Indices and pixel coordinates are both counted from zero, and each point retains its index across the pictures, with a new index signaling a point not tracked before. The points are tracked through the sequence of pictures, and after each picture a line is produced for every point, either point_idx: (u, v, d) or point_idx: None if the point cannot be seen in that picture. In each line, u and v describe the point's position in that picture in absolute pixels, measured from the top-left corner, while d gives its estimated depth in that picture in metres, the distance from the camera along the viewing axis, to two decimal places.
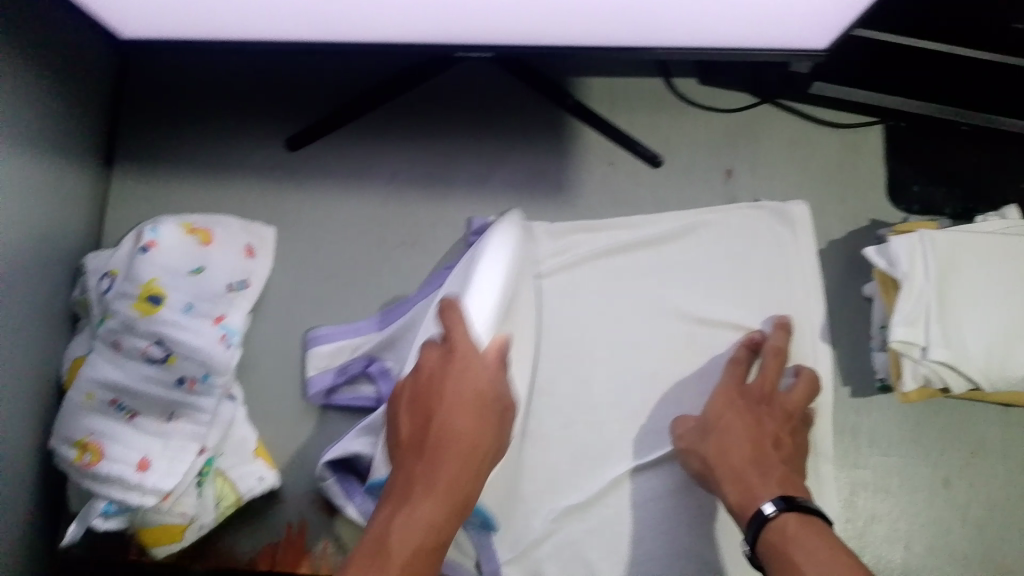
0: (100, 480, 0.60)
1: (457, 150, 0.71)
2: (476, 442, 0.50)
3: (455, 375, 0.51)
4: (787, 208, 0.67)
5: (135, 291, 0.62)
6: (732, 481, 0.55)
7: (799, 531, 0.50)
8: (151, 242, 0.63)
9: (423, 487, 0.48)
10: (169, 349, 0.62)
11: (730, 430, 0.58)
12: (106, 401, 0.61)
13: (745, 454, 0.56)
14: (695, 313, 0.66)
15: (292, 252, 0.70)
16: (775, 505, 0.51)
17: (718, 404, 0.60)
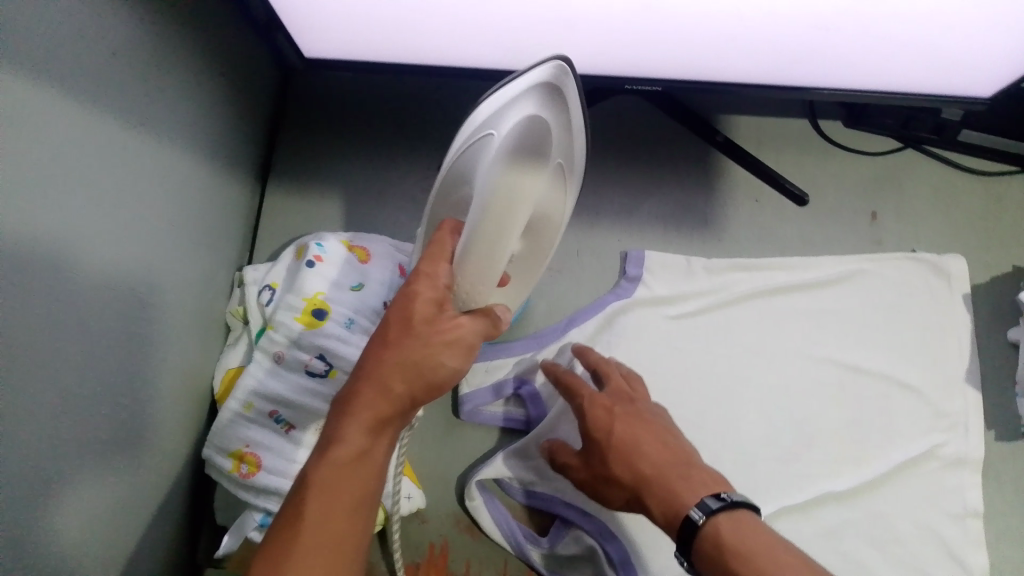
0: (257, 490, 0.61)
1: (605, 180, 0.73)
2: (406, 345, 0.45)
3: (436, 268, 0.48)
4: (945, 263, 0.69)
5: (300, 304, 0.63)
6: (659, 487, 0.51)
7: (732, 535, 0.46)
8: (317, 257, 0.65)
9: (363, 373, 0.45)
10: (330, 362, 0.63)
11: (623, 430, 0.55)
12: (265, 411, 0.63)
13: (661, 458, 0.52)
14: (851, 362, 0.68)
15: None
16: (700, 513, 0.47)
17: (594, 408, 0.57)
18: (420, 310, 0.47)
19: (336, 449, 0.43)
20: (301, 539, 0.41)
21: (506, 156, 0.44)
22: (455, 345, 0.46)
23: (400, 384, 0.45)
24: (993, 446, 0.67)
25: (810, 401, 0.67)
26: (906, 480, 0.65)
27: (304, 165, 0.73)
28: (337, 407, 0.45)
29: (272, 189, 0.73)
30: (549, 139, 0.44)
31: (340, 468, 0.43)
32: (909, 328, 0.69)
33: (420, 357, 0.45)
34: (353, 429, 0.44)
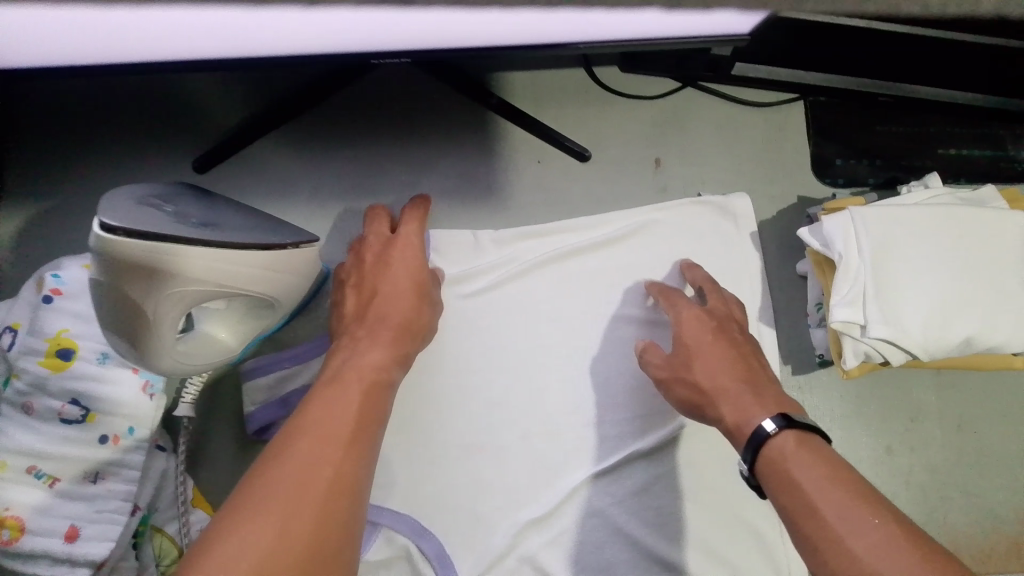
0: (23, 556, 0.55)
1: (378, 158, 0.68)
2: (388, 288, 0.57)
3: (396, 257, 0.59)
4: (731, 202, 0.68)
5: (42, 346, 0.57)
6: (728, 403, 0.52)
7: (796, 451, 0.47)
8: (56, 290, 0.59)
9: (299, 419, 0.45)
10: (87, 406, 0.58)
11: (705, 350, 0.56)
12: (24, 469, 0.56)
13: (734, 375, 0.54)
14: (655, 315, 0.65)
15: None
16: (775, 421, 0.48)
17: (687, 320, 0.58)
18: (406, 268, 0.58)
19: (361, 362, 0.51)
20: (354, 414, 0.46)
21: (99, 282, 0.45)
22: (428, 281, 0.60)
23: (400, 324, 0.55)
24: (790, 378, 0.68)
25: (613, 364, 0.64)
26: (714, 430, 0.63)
27: (43, 183, 0.65)
28: (347, 343, 0.53)
29: (8, 214, 0.64)
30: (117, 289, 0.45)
31: (363, 379, 0.49)
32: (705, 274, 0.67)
33: (402, 300, 0.56)
34: (372, 349, 0.52)
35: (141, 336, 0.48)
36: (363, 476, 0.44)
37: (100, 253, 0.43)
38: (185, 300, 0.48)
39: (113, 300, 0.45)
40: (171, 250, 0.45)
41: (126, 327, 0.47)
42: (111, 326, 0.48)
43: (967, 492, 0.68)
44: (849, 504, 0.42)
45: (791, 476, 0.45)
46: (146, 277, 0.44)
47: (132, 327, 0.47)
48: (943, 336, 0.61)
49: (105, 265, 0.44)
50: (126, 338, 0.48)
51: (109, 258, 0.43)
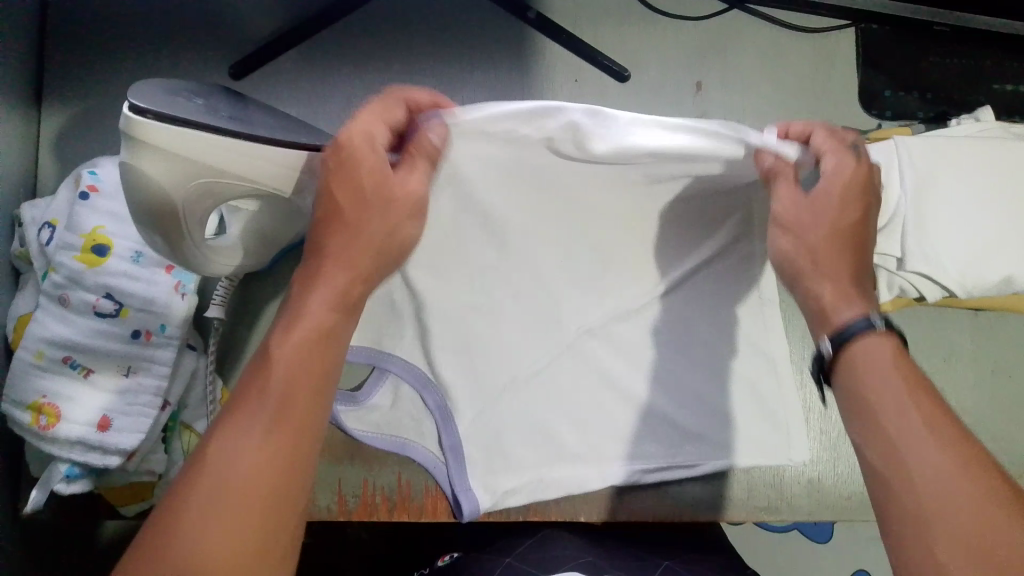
0: (59, 442, 0.57)
1: (413, 70, 0.67)
2: (350, 211, 0.45)
3: (348, 180, 0.44)
4: None
5: (78, 242, 0.58)
6: (844, 293, 0.47)
7: (879, 356, 0.44)
8: (92, 187, 0.60)
9: (241, 394, 0.41)
10: (120, 302, 0.59)
11: (818, 210, 0.46)
12: (59, 359, 0.58)
13: (854, 258, 0.47)
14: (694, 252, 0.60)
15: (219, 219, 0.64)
16: (862, 324, 0.45)
17: (844, 184, 0.45)
18: (369, 172, 0.43)
19: (304, 318, 0.44)
20: (282, 394, 0.41)
21: (129, 171, 0.46)
22: (415, 176, 0.44)
23: (359, 262, 0.45)
24: None
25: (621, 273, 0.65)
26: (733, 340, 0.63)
27: (84, 86, 0.67)
28: (296, 285, 0.45)
29: (50, 115, 0.66)
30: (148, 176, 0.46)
31: (301, 343, 0.43)
32: None
33: (372, 220, 0.44)
34: (320, 294, 0.44)
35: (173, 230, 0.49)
36: (292, 469, 0.39)
37: (127, 137, 0.45)
38: (216, 194, 0.49)
39: (143, 188, 0.46)
40: (198, 137, 0.45)
41: (157, 219, 0.48)
42: (142, 223, 0.49)
43: (998, 435, 0.66)
44: (908, 408, 0.41)
45: (864, 374, 0.44)
46: (172, 163, 0.45)
47: (164, 219, 0.48)
48: (981, 272, 0.59)
49: (131, 149, 0.45)
50: (159, 233, 0.49)
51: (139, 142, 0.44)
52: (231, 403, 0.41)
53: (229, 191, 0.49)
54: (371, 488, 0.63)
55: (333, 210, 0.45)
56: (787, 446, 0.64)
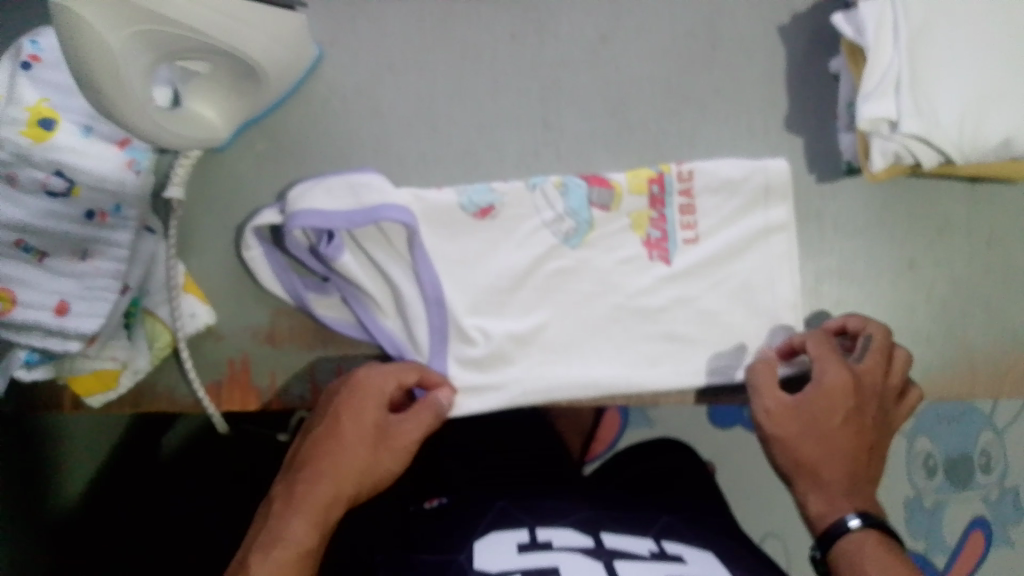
0: (16, 328, 0.55)
1: None
2: (345, 432, 0.56)
3: (350, 413, 0.56)
4: (769, 170, 0.61)
5: (21, 115, 0.53)
6: (827, 483, 0.56)
7: (874, 551, 0.51)
8: (32, 57, 0.55)
9: (281, 510, 0.54)
10: (72, 179, 0.54)
11: (834, 433, 0.57)
12: (9, 244, 0.54)
13: (847, 446, 0.56)
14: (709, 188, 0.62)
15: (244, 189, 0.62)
16: (858, 521, 0.53)
17: (830, 383, 0.57)
18: (372, 411, 0.57)
19: (281, 541, 0.52)
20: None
21: (62, 24, 0.42)
22: (404, 439, 0.58)
23: (343, 486, 0.55)
24: (812, 187, 0.64)
25: (620, 196, 0.61)
26: (729, 276, 0.63)
27: None
28: (280, 504, 0.54)
29: None
30: (87, 25, 0.42)
31: (283, 560, 0.51)
32: (723, 71, 0.63)
33: (360, 455, 0.56)
34: (300, 522, 0.53)
35: (123, 91, 0.45)
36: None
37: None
38: (155, 43, 0.46)
39: (82, 40, 0.42)
40: None
41: (100, 78, 0.44)
42: (89, 92, 0.45)
43: (992, 309, 0.65)
44: None
45: (859, 550, 0.52)
46: (104, 3, 0.42)
47: (105, 75, 0.44)
48: (979, 132, 0.56)
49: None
50: (110, 97, 0.45)
51: None
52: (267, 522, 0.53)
53: (167, 42, 0.47)
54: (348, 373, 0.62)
55: (333, 428, 0.56)
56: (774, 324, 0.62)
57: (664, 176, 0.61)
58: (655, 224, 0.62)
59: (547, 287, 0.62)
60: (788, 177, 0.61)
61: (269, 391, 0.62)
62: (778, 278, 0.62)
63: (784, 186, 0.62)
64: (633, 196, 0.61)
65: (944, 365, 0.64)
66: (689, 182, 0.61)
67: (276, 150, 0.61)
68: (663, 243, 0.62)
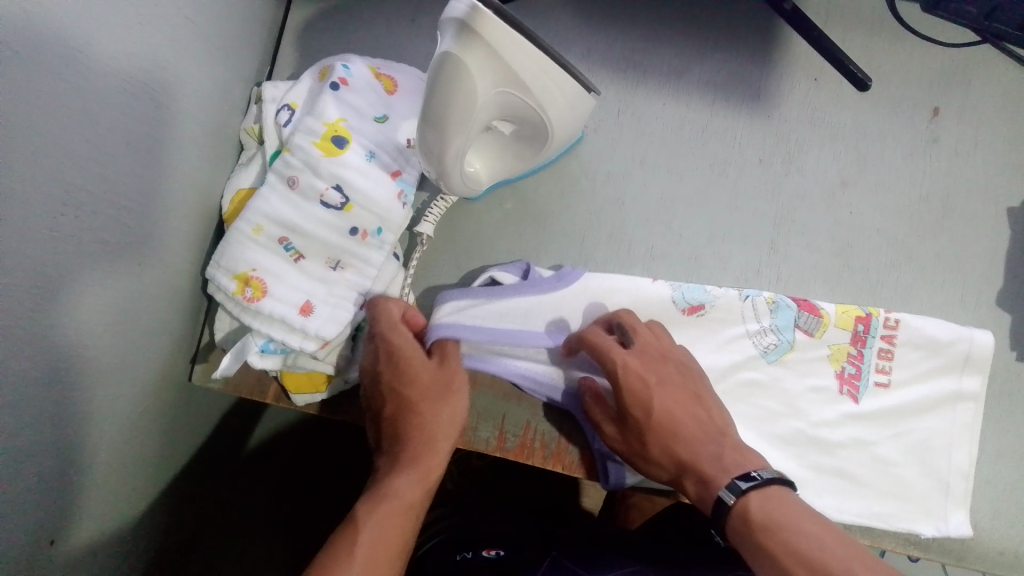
0: (261, 316, 0.59)
1: (657, 34, 0.68)
2: (405, 385, 0.55)
3: (395, 365, 0.55)
4: (975, 338, 0.63)
5: (320, 129, 0.60)
6: (697, 472, 0.51)
7: (762, 505, 0.47)
8: (343, 79, 0.61)
9: (345, 529, 0.49)
10: (347, 196, 0.60)
11: (674, 410, 0.53)
12: (276, 238, 0.60)
13: (697, 437, 0.52)
14: (914, 338, 0.63)
15: (473, 238, 0.66)
16: (741, 483, 0.48)
17: (629, 371, 0.53)
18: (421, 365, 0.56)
19: (390, 496, 0.50)
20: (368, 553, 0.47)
21: (444, 61, 0.45)
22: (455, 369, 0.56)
23: (434, 441, 0.53)
24: (1012, 364, 0.65)
25: (827, 326, 0.63)
26: (910, 429, 0.63)
27: None
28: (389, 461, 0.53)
29: (300, 6, 0.69)
30: (465, 74, 0.45)
31: (392, 514, 0.49)
32: (945, 234, 0.66)
33: (445, 406, 0.54)
34: (405, 479, 0.51)
35: (458, 131, 0.49)
36: None
37: (461, 26, 0.44)
38: (504, 103, 0.49)
39: (454, 84, 0.46)
40: (522, 49, 0.45)
41: (448, 116, 0.48)
42: (428, 113, 0.49)
43: None
44: (821, 541, 0.44)
45: (760, 520, 0.46)
46: (490, 62, 0.45)
47: (453, 117, 0.48)
48: None
49: (461, 40, 0.44)
50: (444, 131, 0.49)
51: (468, 29, 0.44)
52: (337, 536, 0.49)
53: (513, 105, 0.50)
54: (531, 431, 0.62)
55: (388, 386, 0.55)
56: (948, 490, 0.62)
57: (872, 318, 0.63)
58: (852, 361, 0.63)
59: (739, 395, 0.63)
60: (990, 353, 0.63)
61: None
62: (958, 444, 0.63)
63: (979, 351, 0.63)
64: (838, 330, 0.63)
65: None
66: (893, 330, 0.63)
67: (524, 212, 0.66)
68: (855, 379, 0.63)
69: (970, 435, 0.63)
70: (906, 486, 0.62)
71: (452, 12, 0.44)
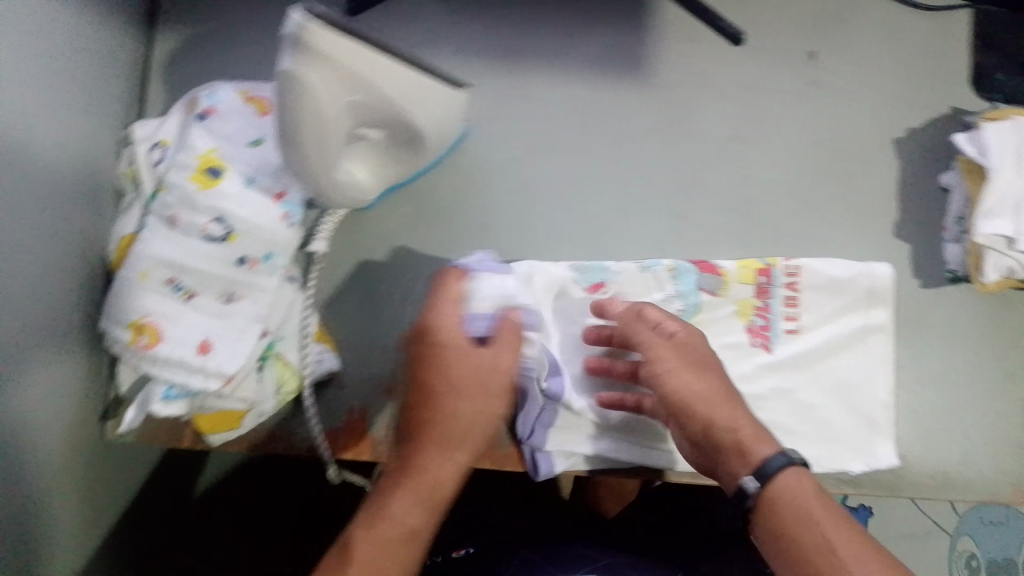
0: (159, 362, 0.58)
1: (527, 17, 0.67)
2: (457, 376, 0.49)
3: (443, 362, 0.49)
4: (874, 272, 0.64)
5: (193, 163, 0.58)
6: (722, 428, 0.50)
7: (790, 487, 0.47)
8: (209, 109, 0.60)
9: (336, 558, 0.48)
10: (230, 226, 0.58)
11: (711, 373, 0.52)
12: (163, 280, 0.58)
13: (716, 396, 0.51)
14: (815, 279, 0.64)
15: (371, 250, 0.64)
16: (778, 460, 0.47)
17: (679, 338, 0.54)
18: (469, 362, 0.49)
19: (389, 519, 0.48)
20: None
21: (285, 83, 0.44)
22: (512, 359, 0.50)
23: (456, 452, 0.49)
24: (918, 292, 0.66)
25: (729, 283, 0.64)
26: (829, 370, 0.64)
27: (200, 8, 0.67)
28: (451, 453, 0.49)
29: (161, 36, 0.66)
30: (309, 92, 0.44)
31: (388, 542, 0.48)
32: (838, 176, 0.67)
33: (468, 404, 0.49)
34: (405, 499, 0.48)
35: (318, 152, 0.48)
36: None
37: (294, 44, 0.43)
38: (359, 114, 0.48)
39: (300, 103, 0.45)
40: (363, 56, 0.45)
41: (303, 138, 0.47)
42: (283, 138, 0.47)
43: None
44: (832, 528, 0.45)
45: (778, 513, 0.47)
46: (333, 74, 0.44)
47: (308, 138, 0.47)
48: None
49: (297, 58, 0.43)
50: (303, 154, 0.48)
51: (301, 45, 0.43)
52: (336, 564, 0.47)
53: (370, 115, 0.49)
54: None
55: (428, 378, 0.49)
56: (875, 427, 0.63)
57: (772, 268, 0.64)
58: (759, 313, 0.64)
59: None
60: (891, 282, 0.64)
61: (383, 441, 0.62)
62: (877, 377, 0.64)
63: (878, 284, 0.64)
64: (741, 285, 0.64)
65: None
66: (795, 276, 0.64)
67: (422, 213, 0.64)
68: (766, 331, 0.64)
69: (888, 369, 0.64)
70: (833, 429, 0.63)
71: (284, 31, 0.43)
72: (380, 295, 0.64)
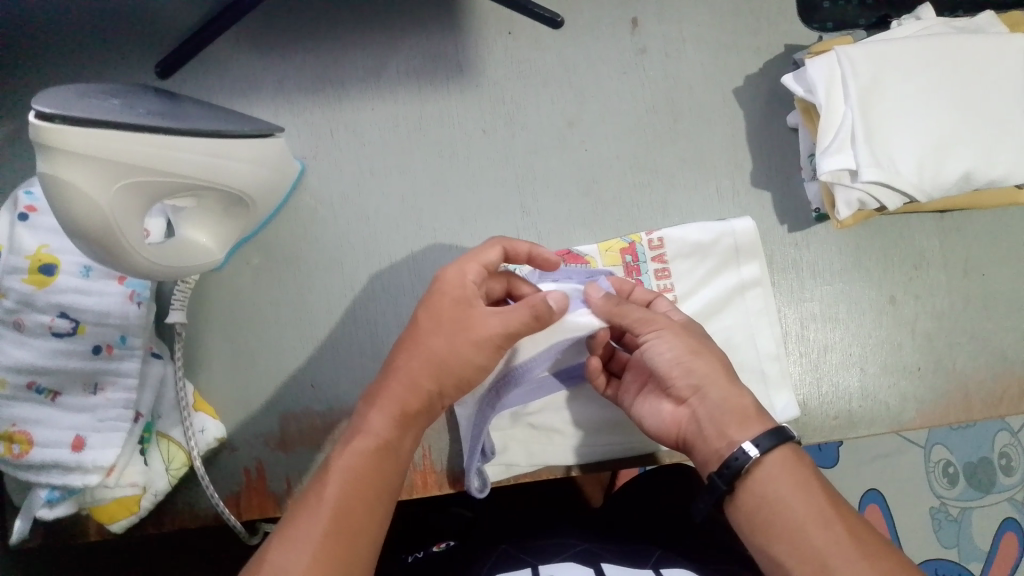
0: (36, 468, 0.57)
1: (343, 44, 0.66)
2: (423, 322, 0.52)
3: (428, 308, 0.53)
4: (734, 227, 0.63)
5: (24, 264, 0.56)
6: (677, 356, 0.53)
7: (786, 468, 0.47)
8: (29, 207, 0.58)
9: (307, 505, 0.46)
10: (76, 318, 0.58)
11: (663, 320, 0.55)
12: (23, 385, 0.57)
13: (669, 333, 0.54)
14: (679, 246, 0.63)
15: (235, 307, 0.64)
16: (768, 440, 0.48)
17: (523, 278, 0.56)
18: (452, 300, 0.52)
19: (366, 433, 0.50)
20: (338, 505, 0.46)
21: (49, 186, 0.43)
22: (462, 286, 0.52)
23: (426, 386, 0.51)
24: (785, 237, 0.66)
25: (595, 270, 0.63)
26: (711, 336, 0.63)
27: (9, 104, 0.64)
28: (365, 403, 0.52)
29: None
30: (73, 188, 0.43)
31: (368, 453, 0.49)
32: (684, 137, 0.66)
33: (434, 337, 0.52)
34: (379, 413, 0.50)
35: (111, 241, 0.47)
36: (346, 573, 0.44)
37: (41, 147, 0.42)
38: (144, 193, 0.47)
39: (69, 201, 0.44)
40: (115, 136, 0.44)
41: (90, 233, 0.46)
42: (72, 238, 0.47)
43: (976, 336, 0.66)
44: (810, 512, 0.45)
45: (767, 494, 0.47)
46: (93, 164, 0.43)
47: (94, 232, 0.46)
48: (939, 172, 0.59)
49: (47, 156, 0.43)
50: (99, 247, 0.47)
51: (45, 145, 0.42)
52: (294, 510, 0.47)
53: (157, 189, 0.48)
54: None
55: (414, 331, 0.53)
56: (766, 380, 0.62)
57: (635, 245, 0.63)
58: None
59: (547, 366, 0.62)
60: (755, 234, 0.63)
61: (282, 493, 0.61)
62: (759, 331, 0.63)
63: (744, 237, 0.63)
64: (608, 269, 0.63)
65: (937, 395, 0.64)
66: (660, 248, 0.63)
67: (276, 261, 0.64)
68: None
69: (772, 321, 0.63)
70: None
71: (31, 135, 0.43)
72: (250, 354, 0.63)
